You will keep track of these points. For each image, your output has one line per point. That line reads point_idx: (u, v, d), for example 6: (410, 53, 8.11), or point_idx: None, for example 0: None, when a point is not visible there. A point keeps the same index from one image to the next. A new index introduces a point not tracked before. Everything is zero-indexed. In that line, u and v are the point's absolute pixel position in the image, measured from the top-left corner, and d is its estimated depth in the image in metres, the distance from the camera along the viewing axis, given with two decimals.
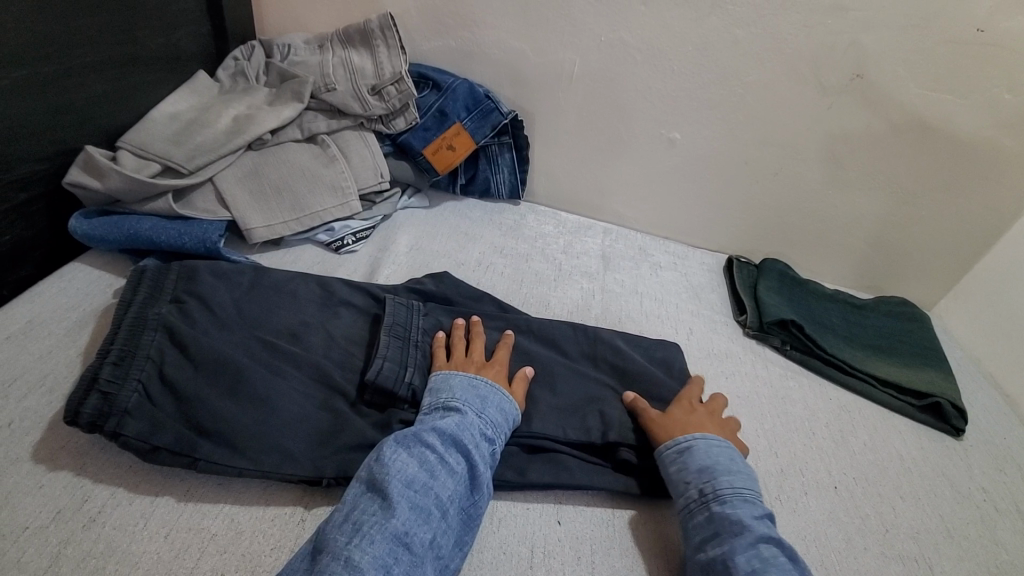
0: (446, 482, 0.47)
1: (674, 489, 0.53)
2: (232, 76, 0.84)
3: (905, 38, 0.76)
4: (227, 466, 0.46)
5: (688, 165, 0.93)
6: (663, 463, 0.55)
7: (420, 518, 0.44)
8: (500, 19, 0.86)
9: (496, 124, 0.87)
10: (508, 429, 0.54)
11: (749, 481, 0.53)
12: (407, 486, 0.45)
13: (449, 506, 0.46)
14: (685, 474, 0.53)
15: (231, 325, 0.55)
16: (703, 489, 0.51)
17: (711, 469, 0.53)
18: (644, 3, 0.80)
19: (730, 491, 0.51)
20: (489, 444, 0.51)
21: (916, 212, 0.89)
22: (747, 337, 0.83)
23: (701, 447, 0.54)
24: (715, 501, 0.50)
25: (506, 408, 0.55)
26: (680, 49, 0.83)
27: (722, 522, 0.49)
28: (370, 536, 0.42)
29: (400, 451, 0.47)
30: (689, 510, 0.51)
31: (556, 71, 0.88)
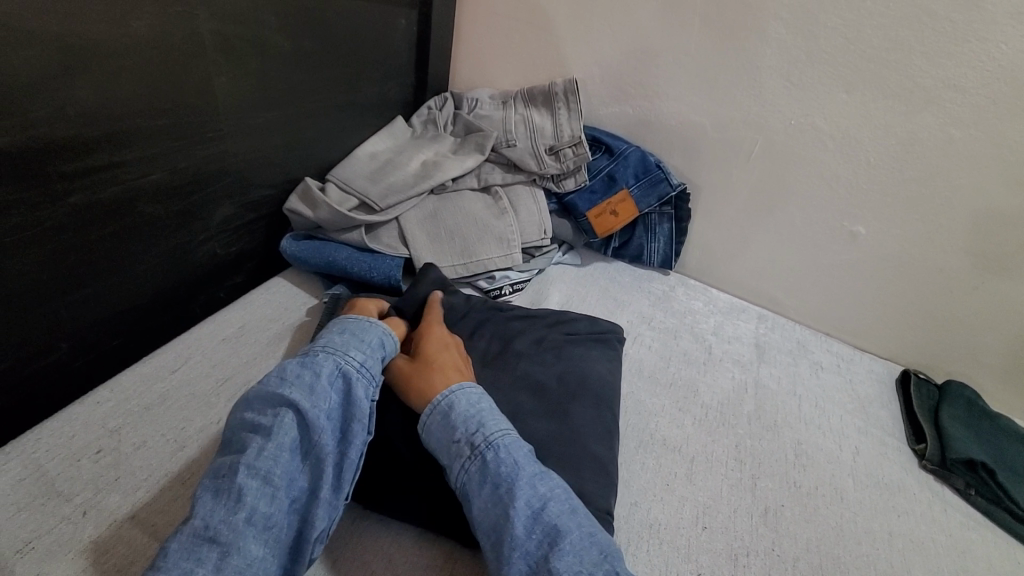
0: (261, 442, 0.45)
1: (444, 448, 0.50)
2: (424, 123, 0.92)
3: None
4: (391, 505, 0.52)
5: (869, 263, 0.85)
6: (427, 429, 0.51)
7: (230, 502, 0.42)
8: (684, 93, 0.86)
9: (663, 195, 0.86)
10: (346, 354, 0.52)
11: (495, 416, 0.51)
12: (215, 474, 0.44)
13: (267, 465, 0.44)
14: (451, 432, 0.50)
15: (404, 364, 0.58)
16: (473, 443, 0.48)
17: (472, 420, 0.50)
18: (847, 91, 0.77)
19: (499, 435, 0.49)
20: (312, 383, 0.49)
21: None
22: (924, 471, 0.72)
23: (462, 396, 0.52)
24: (486, 448, 0.48)
25: (335, 343, 0.53)
26: (879, 142, 0.77)
27: (493, 470, 0.47)
28: (170, 548, 0.40)
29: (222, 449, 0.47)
30: (462, 468, 0.48)
31: (735, 148, 0.86)
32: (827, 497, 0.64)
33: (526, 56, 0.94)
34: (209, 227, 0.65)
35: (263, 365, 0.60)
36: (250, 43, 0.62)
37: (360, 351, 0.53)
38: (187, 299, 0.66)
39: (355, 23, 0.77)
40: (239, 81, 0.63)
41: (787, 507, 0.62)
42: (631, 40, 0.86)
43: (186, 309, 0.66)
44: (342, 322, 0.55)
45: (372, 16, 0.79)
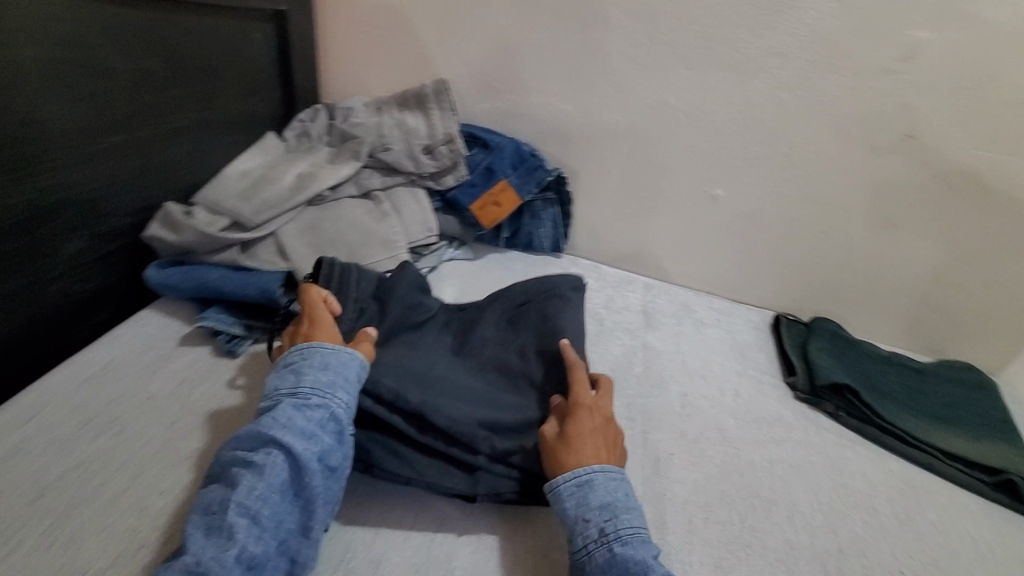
0: (255, 483, 0.48)
1: (574, 526, 0.53)
2: (297, 136, 0.91)
3: (957, 99, 0.76)
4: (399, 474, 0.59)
5: (734, 222, 0.93)
6: (563, 504, 0.54)
7: (221, 537, 0.46)
8: (549, 84, 0.91)
9: (541, 181, 0.91)
10: (335, 392, 0.55)
11: (628, 508, 0.54)
12: (207, 511, 0.47)
13: (259, 505, 0.48)
14: (584, 510, 0.53)
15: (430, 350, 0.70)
16: (603, 529, 0.52)
17: (609, 506, 0.53)
18: (689, 67, 0.84)
19: (629, 527, 0.52)
20: (302, 423, 0.52)
21: (970, 274, 0.87)
22: (798, 401, 0.79)
23: (600, 481, 0.55)
24: (614, 539, 0.51)
25: (323, 375, 0.56)
26: (724, 110, 0.85)
27: (621, 564, 0.50)
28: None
29: (212, 481, 0.50)
30: (588, 549, 0.51)
31: (601, 130, 0.92)
32: (710, 438, 0.70)
33: (395, 60, 0.95)
34: (57, 263, 0.61)
35: (133, 400, 0.58)
36: (73, 64, 0.59)
37: (344, 382, 0.57)
38: (41, 343, 0.62)
39: (202, 39, 0.75)
40: (74, 107, 0.60)
41: (676, 455, 0.66)
42: (490, 38, 0.90)
43: (42, 355, 0.62)
44: (331, 357, 0.58)
45: (223, 32, 0.78)
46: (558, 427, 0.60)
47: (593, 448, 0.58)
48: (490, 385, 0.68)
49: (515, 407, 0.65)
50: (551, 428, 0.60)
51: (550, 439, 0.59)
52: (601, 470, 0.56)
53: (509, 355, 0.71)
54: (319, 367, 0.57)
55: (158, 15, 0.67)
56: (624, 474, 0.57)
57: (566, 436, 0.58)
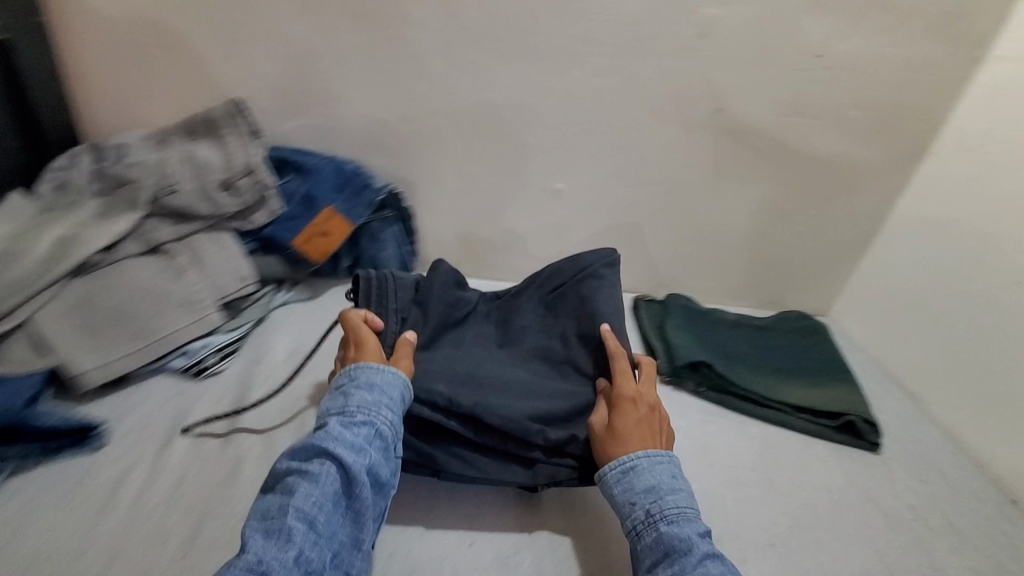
0: (311, 490, 0.50)
1: (624, 510, 0.56)
2: (55, 189, 0.74)
3: (753, 70, 0.80)
4: (460, 473, 0.62)
5: (578, 213, 0.92)
6: (611, 488, 0.57)
7: (275, 543, 0.46)
8: (361, 92, 0.82)
9: (372, 202, 0.82)
10: (383, 408, 0.57)
11: (673, 490, 0.55)
12: (262, 518, 0.48)
13: (315, 512, 0.48)
14: (630, 494, 0.56)
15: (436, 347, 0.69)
16: (649, 510, 0.54)
17: (655, 488, 0.55)
18: (504, 62, 0.79)
19: (674, 509, 0.54)
20: (352, 435, 0.54)
21: (790, 229, 0.94)
22: (664, 384, 0.80)
23: (645, 464, 0.57)
24: (661, 519, 0.53)
25: (371, 391, 0.58)
26: (547, 104, 0.82)
27: (669, 541, 0.52)
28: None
29: (265, 492, 0.51)
30: (637, 530, 0.54)
31: (429, 136, 0.85)
32: None
33: (172, 83, 0.81)
34: None
35: None
36: None
37: (397, 399, 0.58)
38: None
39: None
40: None
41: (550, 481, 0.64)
42: (282, 48, 0.79)
43: None
44: (375, 374, 0.59)
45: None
46: (607, 417, 0.62)
47: (641, 437, 0.59)
48: (535, 372, 0.70)
49: (570, 393, 0.67)
50: (598, 416, 0.62)
51: (599, 431, 0.61)
52: (647, 455, 0.58)
53: (552, 342, 0.72)
54: (365, 385, 0.58)
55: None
56: (672, 455, 0.60)
57: (613, 429, 0.60)
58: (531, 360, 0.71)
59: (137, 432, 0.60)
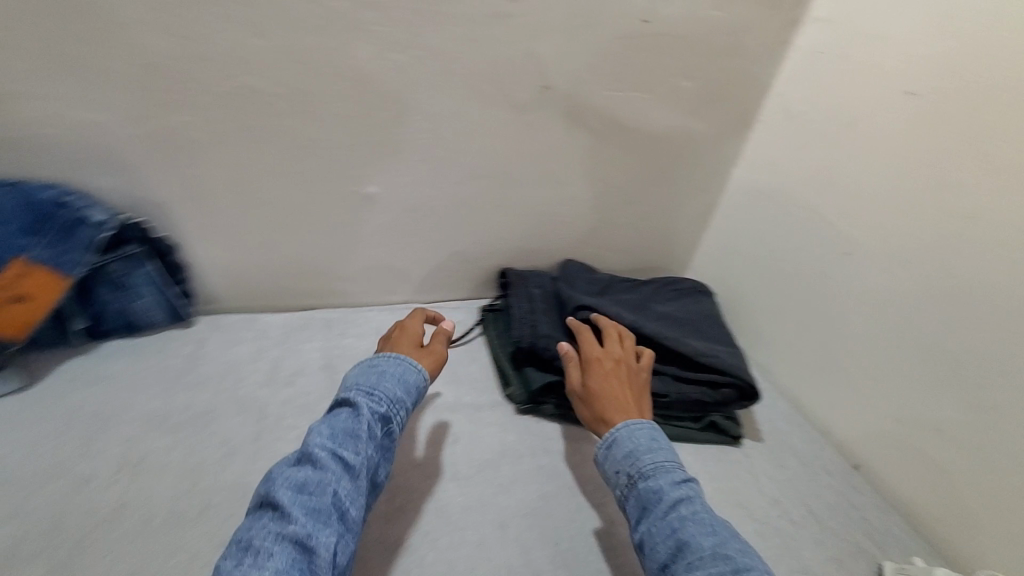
0: (342, 480, 0.45)
1: (610, 480, 0.55)
2: None
3: (579, 38, 0.69)
4: None
5: (402, 217, 0.76)
6: (601, 459, 0.57)
7: (318, 521, 0.42)
8: (45, 86, 0.56)
9: (93, 243, 0.59)
10: (404, 403, 0.53)
11: (651, 448, 0.55)
12: (299, 492, 0.43)
13: (344, 503, 0.44)
14: (615, 463, 0.55)
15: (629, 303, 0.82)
16: (630, 472, 0.53)
17: (634, 451, 0.55)
18: (260, 35, 0.58)
19: (652, 466, 0.53)
20: (376, 428, 0.50)
21: (634, 211, 0.88)
22: (519, 413, 0.70)
23: (627, 432, 0.56)
24: (640, 479, 0.53)
25: (399, 383, 0.54)
26: (334, 90, 0.64)
27: (646, 498, 0.51)
28: (264, 552, 0.39)
29: (289, 465, 0.45)
30: (624, 494, 0.53)
31: (171, 140, 0.62)
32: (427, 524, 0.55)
33: None
34: None
35: None
36: None
37: (417, 393, 0.55)
38: None
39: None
40: None
41: None
42: None
43: None
44: (409, 370, 0.55)
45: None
46: (581, 378, 0.65)
47: (613, 391, 0.62)
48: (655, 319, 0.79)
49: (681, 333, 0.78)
50: (571, 375, 0.65)
51: (576, 391, 0.64)
52: (626, 426, 0.57)
53: (659, 306, 0.83)
54: (396, 378, 0.54)
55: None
56: (652, 421, 0.59)
57: (586, 389, 0.63)
58: (651, 313, 0.81)
59: None
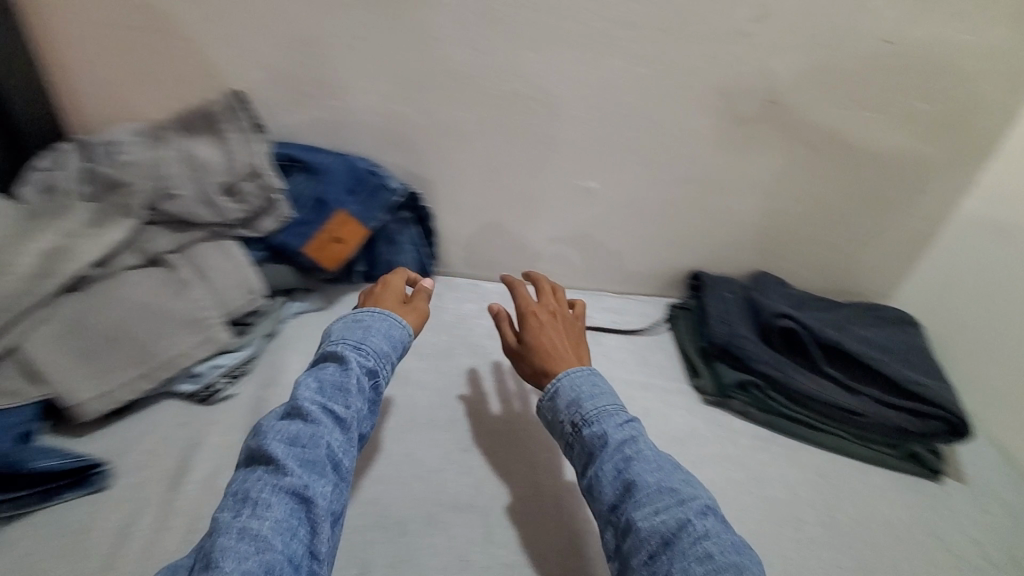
0: (334, 432, 0.49)
1: (553, 427, 0.57)
2: (41, 192, 0.66)
3: (815, 58, 0.72)
4: (809, 391, 0.73)
5: (613, 211, 0.85)
6: (543, 411, 0.59)
7: (312, 472, 0.46)
8: (375, 83, 0.73)
9: (388, 203, 0.75)
10: (386, 362, 0.57)
11: (595, 396, 0.56)
12: (292, 445, 0.47)
13: (337, 454, 0.49)
14: (558, 414, 0.56)
15: (828, 321, 0.83)
16: (574, 420, 0.55)
17: (576, 399, 0.56)
18: (534, 49, 0.71)
19: (595, 412, 0.54)
20: (357, 389, 0.53)
21: (840, 230, 0.87)
22: (706, 404, 0.76)
23: (566, 383, 0.58)
24: (587, 425, 0.54)
25: (386, 338, 0.58)
26: (583, 96, 0.74)
27: (591, 442, 0.53)
28: (264, 502, 0.43)
29: (277, 420, 0.50)
30: (569, 441, 0.55)
31: (449, 130, 0.77)
32: None
33: (165, 72, 0.72)
34: None
35: None
36: None
37: (400, 350, 0.59)
38: None
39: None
40: None
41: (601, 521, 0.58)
42: (284, 32, 0.69)
43: None
44: (395, 327, 0.59)
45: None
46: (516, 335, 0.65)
47: (552, 343, 0.63)
48: (857, 341, 0.79)
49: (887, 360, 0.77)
50: (504, 333, 0.66)
51: (510, 347, 0.65)
52: (567, 375, 0.58)
53: (861, 329, 0.83)
54: (383, 334, 0.58)
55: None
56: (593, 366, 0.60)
57: (520, 344, 0.64)
58: (853, 333, 0.80)
59: (148, 462, 0.55)
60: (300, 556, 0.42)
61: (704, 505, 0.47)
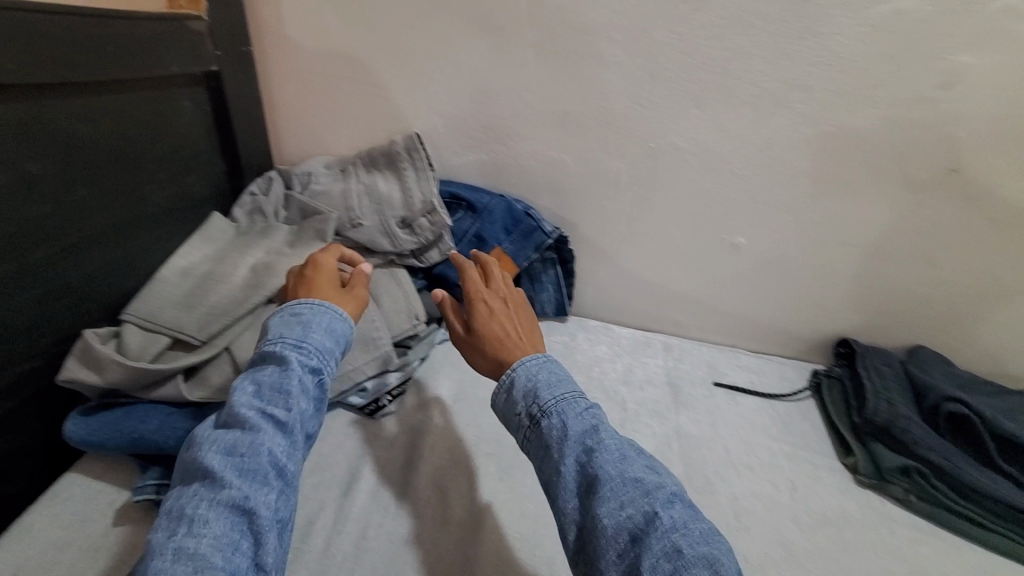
0: (275, 438, 0.47)
1: (509, 420, 0.52)
2: (249, 213, 0.76)
3: (1008, 126, 0.67)
4: (989, 488, 0.66)
5: (759, 269, 0.82)
6: (497, 403, 0.54)
7: (254, 481, 0.44)
8: (536, 132, 0.77)
9: (540, 245, 0.78)
10: (332, 358, 0.54)
11: (555, 386, 0.52)
12: (231, 454, 0.45)
13: (280, 460, 0.47)
14: (512, 406, 0.52)
15: (1008, 411, 0.75)
16: (531, 412, 0.51)
17: (532, 387, 0.52)
18: (698, 106, 0.71)
19: (553, 402, 0.50)
20: (303, 391, 0.50)
21: (1017, 310, 0.79)
22: (860, 486, 0.71)
23: (524, 372, 0.53)
24: (543, 417, 0.50)
25: (329, 334, 0.55)
26: (742, 153, 0.74)
27: (547, 436, 0.48)
28: (203, 518, 0.41)
29: (218, 430, 0.47)
30: (525, 435, 0.51)
31: (601, 178, 0.79)
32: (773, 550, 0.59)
33: (354, 115, 0.80)
34: None
35: None
36: None
37: (345, 344, 0.57)
38: None
39: (98, 123, 0.57)
40: None
41: None
42: (466, 84, 0.75)
43: None
44: (337, 321, 0.56)
45: (129, 117, 0.60)
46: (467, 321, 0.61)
47: (494, 332, 0.59)
48: None
49: None
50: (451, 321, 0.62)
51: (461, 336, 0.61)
52: (522, 363, 0.54)
53: None
54: (324, 329, 0.55)
55: (5, 100, 0.47)
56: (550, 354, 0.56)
57: (471, 331, 0.60)
58: None
59: (324, 466, 0.60)
60: (244, 570, 0.41)
61: (673, 492, 0.44)
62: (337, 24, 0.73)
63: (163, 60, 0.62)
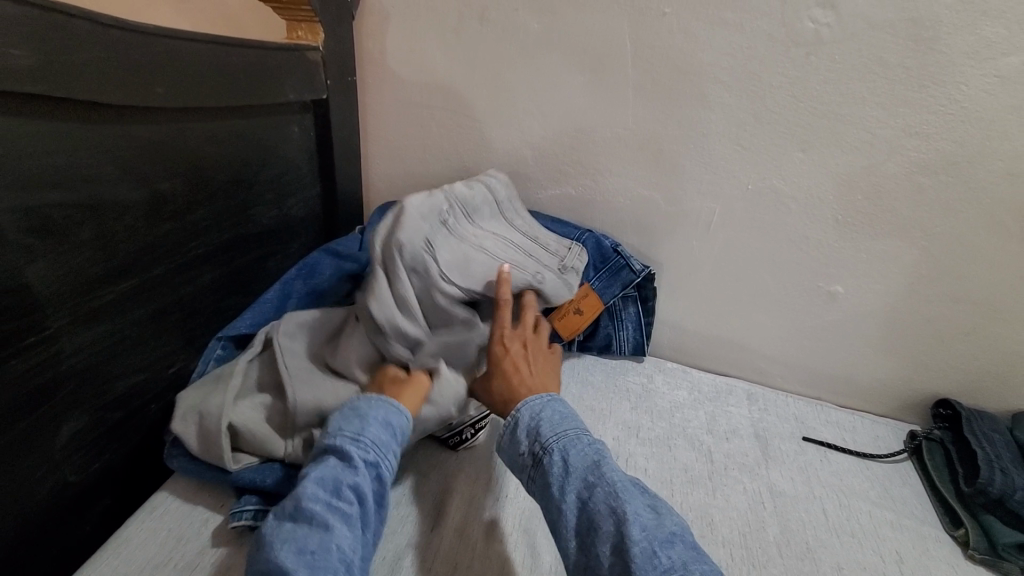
0: (343, 532, 0.46)
1: (513, 464, 0.55)
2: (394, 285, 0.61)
3: None
4: None
5: (855, 320, 0.78)
6: (500, 445, 0.57)
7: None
8: (628, 168, 0.76)
9: (627, 282, 0.78)
10: (391, 451, 0.53)
11: (560, 423, 0.55)
12: (302, 552, 0.44)
13: (350, 555, 0.45)
14: (516, 447, 0.55)
15: None
16: (534, 450, 0.54)
17: (536, 426, 0.55)
18: (803, 150, 0.69)
19: (555, 439, 0.53)
20: (365, 483, 0.49)
21: None
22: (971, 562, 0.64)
23: (527, 412, 0.57)
24: (545, 455, 0.53)
25: (387, 427, 0.54)
26: (845, 199, 0.71)
27: (550, 474, 0.51)
28: None
29: (285, 523, 0.46)
30: (529, 475, 0.53)
31: (691, 218, 0.78)
32: None
33: (445, 146, 0.81)
34: (50, 455, 0.47)
35: None
36: (26, 229, 0.41)
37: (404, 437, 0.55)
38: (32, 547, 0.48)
39: (223, 147, 0.59)
40: (71, 261, 0.45)
41: None
42: (561, 119, 0.76)
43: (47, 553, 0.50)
44: (393, 414, 0.54)
45: (248, 142, 0.63)
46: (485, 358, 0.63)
47: (506, 371, 0.61)
48: None
49: None
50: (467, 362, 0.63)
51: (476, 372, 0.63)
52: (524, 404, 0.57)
53: None
54: (381, 423, 0.53)
55: (148, 121, 0.50)
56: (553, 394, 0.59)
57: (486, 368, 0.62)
58: None
59: (411, 499, 0.59)
60: None
61: (674, 533, 0.46)
62: (439, 57, 0.75)
63: (283, 88, 0.64)
